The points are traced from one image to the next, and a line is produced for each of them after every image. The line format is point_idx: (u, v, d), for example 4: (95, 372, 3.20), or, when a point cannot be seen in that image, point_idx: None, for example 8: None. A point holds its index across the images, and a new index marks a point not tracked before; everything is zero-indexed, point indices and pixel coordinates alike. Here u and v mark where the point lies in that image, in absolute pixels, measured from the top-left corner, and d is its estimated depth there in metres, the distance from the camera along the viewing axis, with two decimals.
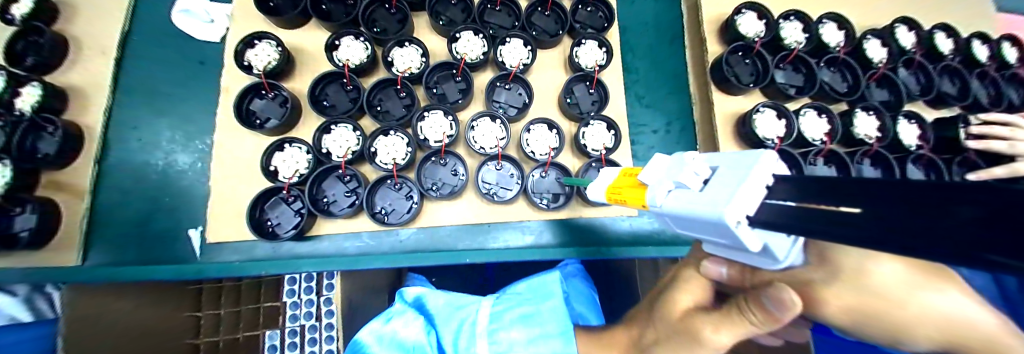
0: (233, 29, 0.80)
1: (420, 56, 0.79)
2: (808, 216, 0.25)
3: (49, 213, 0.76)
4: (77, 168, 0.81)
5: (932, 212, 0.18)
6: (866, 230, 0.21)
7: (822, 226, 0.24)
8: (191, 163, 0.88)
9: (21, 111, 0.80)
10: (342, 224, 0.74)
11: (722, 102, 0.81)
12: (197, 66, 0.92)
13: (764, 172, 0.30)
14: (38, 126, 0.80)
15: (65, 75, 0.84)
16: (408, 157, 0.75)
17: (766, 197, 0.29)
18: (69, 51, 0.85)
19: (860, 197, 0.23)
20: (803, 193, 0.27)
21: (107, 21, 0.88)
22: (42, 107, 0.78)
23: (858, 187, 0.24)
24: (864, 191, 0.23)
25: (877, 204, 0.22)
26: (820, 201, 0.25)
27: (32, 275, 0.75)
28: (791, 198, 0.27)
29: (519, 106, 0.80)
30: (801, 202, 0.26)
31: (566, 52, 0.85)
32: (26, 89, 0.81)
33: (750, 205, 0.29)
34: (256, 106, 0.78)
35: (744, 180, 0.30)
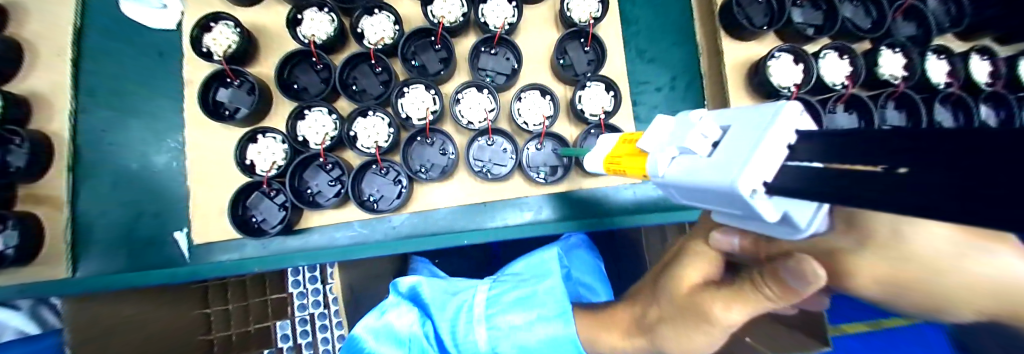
0: (187, 12, 0.73)
1: (393, 24, 0.71)
2: (822, 179, 0.21)
3: (31, 228, 0.73)
4: (50, 179, 0.77)
5: (974, 162, 0.13)
6: (885, 191, 0.17)
7: (838, 190, 0.19)
8: (166, 163, 0.83)
9: None
10: (331, 215, 0.70)
11: (733, 49, 0.74)
12: (157, 59, 0.85)
13: (785, 128, 0.24)
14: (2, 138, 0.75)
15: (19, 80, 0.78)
16: (390, 139, 0.68)
17: (787, 158, 0.24)
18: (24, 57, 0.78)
19: (896, 151, 0.18)
20: (832, 151, 0.21)
21: (51, 16, 0.80)
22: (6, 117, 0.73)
23: (896, 138, 0.19)
24: (900, 143, 0.18)
25: (911, 157, 0.17)
26: (848, 160, 0.20)
27: (26, 290, 0.73)
28: (816, 158, 0.22)
29: (508, 73, 0.73)
30: (828, 163, 0.21)
31: (556, 7, 0.76)
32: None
33: (767, 170, 0.24)
34: (222, 95, 0.71)
35: (760, 138, 0.24)
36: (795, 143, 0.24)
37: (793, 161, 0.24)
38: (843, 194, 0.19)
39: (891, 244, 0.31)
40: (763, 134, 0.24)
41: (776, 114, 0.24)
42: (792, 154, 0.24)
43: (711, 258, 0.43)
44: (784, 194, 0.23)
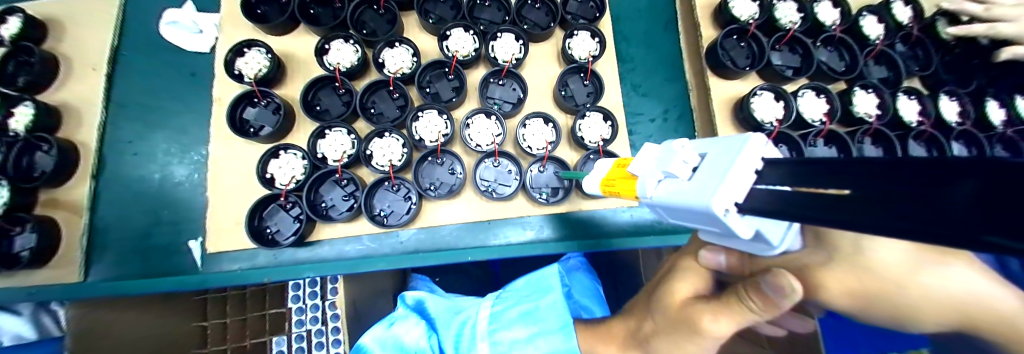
0: (223, 39, 0.80)
1: (411, 55, 0.79)
2: (799, 200, 0.24)
3: (48, 233, 0.76)
4: (75, 185, 0.81)
5: (923, 189, 0.17)
6: (855, 212, 0.20)
7: (812, 209, 0.23)
8: (187, 175, 0.87)
9: (15, 132, 0.80)
10: (342, 228, 0.73)
11: (720, 86, 0.81)
12: (188, 78, 0.92)
13: (752, 156, 0.29)
14: (33, 145, 0.80)
15: (58, 94, 0.84)
16: (404, 158, 0.74)
17: (755, 182, 0.29)
18: (60, 70, 0.85)
19: (848, 179, 0.22)
20: (798, 178, 0.25)
21: (96, 38, 0.88)
22: (36, 127, 0.78)
23: (849, 168, 0.23)
24: (858, 172, 0.22)
25: (866, 184, 0.21)
26: (815, 184, 0.24)
27: (36, 293, 0.76)
28: (786, 183, 0.26)
29: (514, 102, 0.79)
30: (800, 188, 0.25)
31: (559, 44, 0.84)
32: (19, 109, 0.80)
33: (738, 192, 0.28)
34: (249, 114, 0.77)
35: (730, 165, 0.29)
36: (762, 168, 0.29)
37: (762, 184, 0.28)
38: (818, 215, 0.22)
39: (850, 259, 0.36)
40: (734, 161, 0.28)
41: (743, 145, 0.29)
42: (760, 179, 0.28)
43: (699, 277, 0.46)
44: (756, 213, 0.27)
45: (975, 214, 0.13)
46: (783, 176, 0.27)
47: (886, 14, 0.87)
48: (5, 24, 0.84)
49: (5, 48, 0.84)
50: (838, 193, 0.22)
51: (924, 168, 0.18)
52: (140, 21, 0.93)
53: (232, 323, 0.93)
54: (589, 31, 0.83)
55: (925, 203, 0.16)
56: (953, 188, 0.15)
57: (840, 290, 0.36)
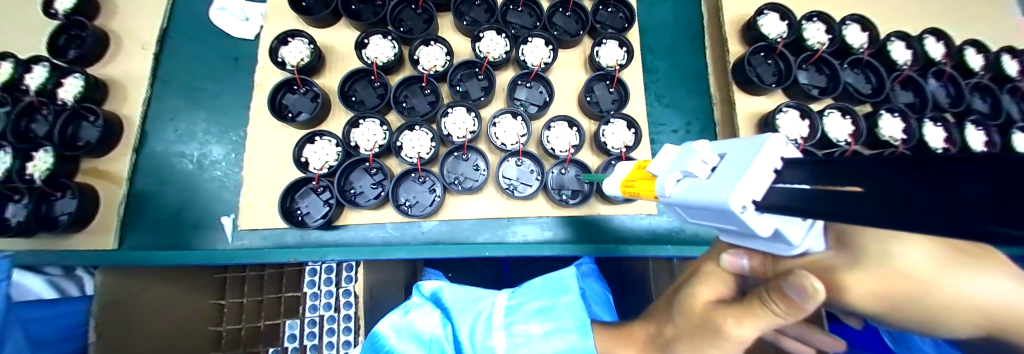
0: (268, 28, 0.84)
1: (445, 54, 0.83)
2: (809, 197, 0.24)
3: (88, 199, 0.81)
4: (116, 157, 0.86)
5: (938, 187, 0.17)
6: (873, 208, 0.20)
7: (820, 205, 0.23)
8: (224, 154, 0.92)
9: (64, 101, 0.85)
10: (369, 215, 0.76)
11: (744, 101, 0.82)
12: (231, 62, 0.97)
13: (770, 156, 0.28)
14: (79, 114, 0.85)
15: (107, 69, 0.89)
16: (432, 151, 0.77)
17: (774, 181, 0.28)
18: (110, 47, 0.90)
19: (867, 177, 0.22)
20: (818, 175, 0.25)
21: (146, 17, 0.92)
22: (84, 97, 0.83)
23: (866, 164, 0.23)
24: (875, 168, 0.22)
25: (883, 181, 0.21)
26: (826, 181, 0.24)
27: (67, 256, 0.80)
28: (807, 181, 0.25)
29: (540, 104, 0.82)
30: (815, 185, 0.24)
31: (586, 52, 0.86)
32: (69, 80, 0.86)
33: (756, 190, 0.28)
34: (288, 100, 0.82)
35: (749, 163, 0.28)
36: (782, 167, 0.28)
37: (781, 182, 0.28)
38: (826, 210, 0.23)
39: (878, 259, 0.36)
40: (753, 160, 0.28)
41: (763, 143, 0.29)
42: (779, 178, 0.28)
43: (715, 276, 0.47)
44: (776, 210, 0.27)
45: (994, 211, 0.14)
46: (794, 171, 0.27)
47: (915, 42, 0.88)
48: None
49: (59, 22, 0.90)
50: (852, 190, 0.22)
51: (942, 162, 0.18)
52: (189, 6, 0.98)
53: (249, 303, 0.95)
54: (618, 41, 0.86)
55: (946, 199, 0.16)
56: (972, 186, 0.16)
57: (866, 296, 0.37)
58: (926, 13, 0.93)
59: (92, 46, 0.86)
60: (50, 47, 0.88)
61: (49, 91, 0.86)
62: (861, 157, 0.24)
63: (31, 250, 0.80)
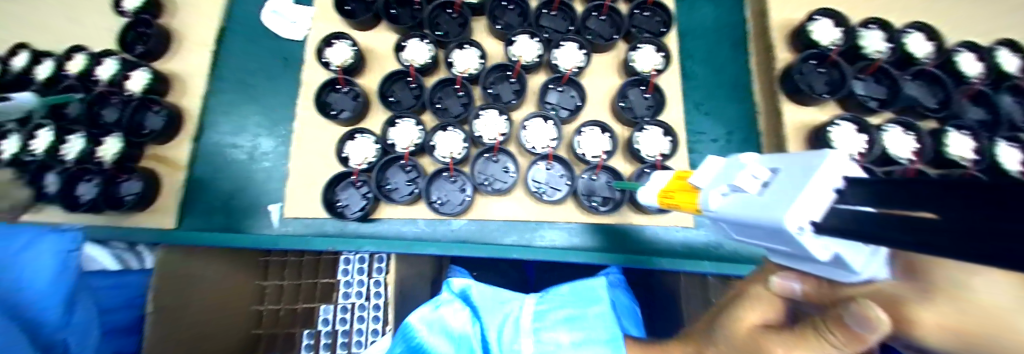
0: (316, 29, 0.89)
1: (478, 57, 0.84)
2: (872, 220, 0.23)
3: (151, 182, 0.90)
4: (177, 145, 0.94)
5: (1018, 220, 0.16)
6: (940, 238, 0.19)
7: (884, 230, 0.22)
8: (273, 147, 0.98)
9: (131, 92, 0.94)
10: (402, 211, 0.79)
11: (793, 111, 0.77)
12: (280, 61, 1.03)
13: (831, 173, 0.27)
14: (143, 105, 0.94)
15: (171, 64, 0.98)
16: (464, 152, 0.79)
17: (835, 201, 0.27)
18: (173, 43, 0.99)
19: (941, 204, 0.20)
20: (884, 198, 0.23)
21: (207, 18, 1.01)
22: (150, 89, 0.92)
23: (943, 190, 0.21)
24: (952, 194, 0.20)
25: (958, 209, 0.19)
26: (894, 206, 0.23)
27: (133, 233, 0.89)
28: (872, 203, 0.24)
29: (571, 108, 0.81)
30: (880, 208, 0.23)
31: (620, 57, 0.85)
32: (135, 73, 0.95)
33: (815, 209, 0.26)
34: (330, 98, 0.86)
35: (808, 180, 0.27)
36: (844, 187, 0.27)
37: (843, 203, 0.26)
38: (886, 236, 0.21)
39: None
40: (810, 178, 0.27)
41: (823, 159, 0.27)
42: (840, 198, 0.27)
43: (761, 295, 0.46)
44: (830, 233, 0.25)
45: None
46: (860, 194, 0.25)
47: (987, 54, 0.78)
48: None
49: (129, 19, 0.99)
50: (924, 216, 0.20)
51: None
52: (245, 8, 1.06)
53: (288, 285, 1.04)
54: (654, 45, 0.84)
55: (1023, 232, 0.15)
56: None
57: None
58: (1008, 19, 0.83)
59: (157, 42, 0.95)
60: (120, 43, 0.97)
61: (118, 83, 0.95)
62: (939, 182, 0.21)
63: (97, 226, 0.89)
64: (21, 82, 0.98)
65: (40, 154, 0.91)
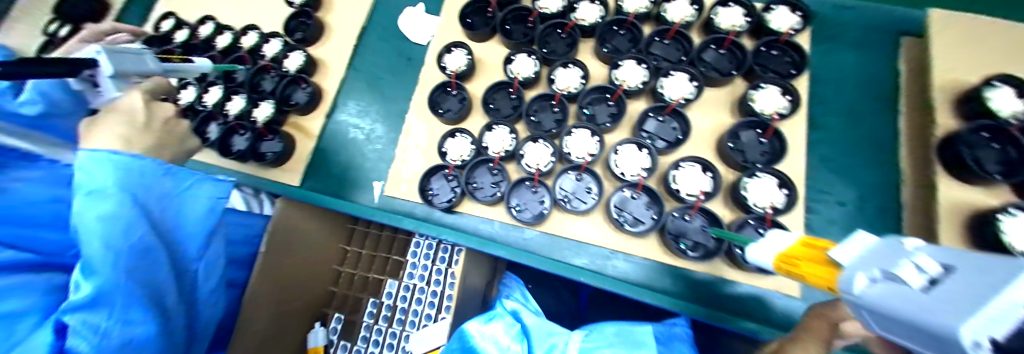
0: (441, 38, 1.03)
1: (581, 76, 0.87)
2: None
3: (289, 143, 1.10)
4: (312, 117, 1.14)
5: None
6: None
7: None
8: (385, 133, 1.13)
9: (288, 69, 1.15)
10: (484, 209, 0.87)
11: (960, 191, 0.63)
12: (405, 61, 1.19)
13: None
14: (296, 81, 1.14)
15: (320, 52, 1.20)
16: (550, 166, 0.81)
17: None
18: (323, 34, 1.20)
19: None
20: None
21: (356, 20, 1.21)
22: (303, 70, 1.14)
23: None
24: None
25: None
26: None
27: (270, 184, 1.10)
28: None
29: (670, 140, 0.78)
30: None
31: (735, 94, 0.80)
32: (293, 54, 1.16)
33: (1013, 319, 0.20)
34: (442, 97, 0.98)
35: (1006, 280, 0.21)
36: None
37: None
38: None
39: None
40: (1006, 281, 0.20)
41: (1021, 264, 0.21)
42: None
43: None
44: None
45: None
46: None
47: None
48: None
49: (293, 9, 1.23)
50: None
51: None
52: (384, 12, 1.24)
53: (365, 255, 1.20)
54: (780, 87, 0.76)
55: None
56: None
57: None
58: None
59: (312, 33, 1.17)
60: (286, 29, 1.21)
61: (279, 60, 1.17)
62: None
63: (245, 173, 1.11)
64: (205, 46, 1.25)
65: (208, 106, 1.14)
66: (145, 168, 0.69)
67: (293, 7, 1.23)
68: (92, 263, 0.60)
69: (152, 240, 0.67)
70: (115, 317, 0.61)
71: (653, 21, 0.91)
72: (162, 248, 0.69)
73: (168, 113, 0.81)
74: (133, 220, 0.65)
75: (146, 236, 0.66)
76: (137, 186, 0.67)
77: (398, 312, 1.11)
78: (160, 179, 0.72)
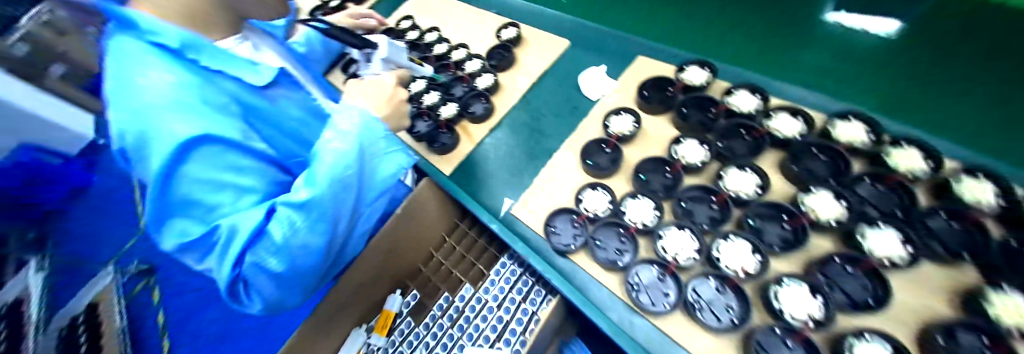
0: (620, 101, 1.15)
1: (758, 185, 0.84)
2: None
3: (454, 141, 1.32)
4: (479, 128, 1.35)
5: None
6: None
7: None
8: (525, 159, 1.23)
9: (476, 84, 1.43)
10: (602, 271, 0.88)
11: None
12: (568, 105, 1.29)
13: None
14: (477, 95, 1.40)
15: (507, 80, 1.43)
16: (691, 261, 0.79)
17: None
18: (512, 66, 1.46)
19: None
20: None
21: (543, 63, 1.41)
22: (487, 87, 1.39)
23: None
24: None
25: None
26: None
27: (425, 166, 1.31)
28: None
29: (856, 300, 0.69)
30: None
31: (956, 284, 0.65)
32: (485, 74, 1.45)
33: None
34: (597, 149, 1.08)
35: None
36: None
37: None
38: None
39: None
40: None
41: None
42: None
43: None
44: None
45: None
46: None
47: None
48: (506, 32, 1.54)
49: (499, 42, 1.54)
50: None
51: None
52: (568, 62, 1.40)
53: None
54: None
55: None
56: None
57: None
58: None
59: (505, 62, 1.43)
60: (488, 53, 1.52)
61: (473, 75, 1.46)
62: None
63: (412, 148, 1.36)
64: (427, 49, 1.67)
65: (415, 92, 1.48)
66: (369, 136, 0.97)
67: (500, 40, 1.54)
68: (317, 184, 0.84)
69: (351, 186, 0.93)
70: (303, 226, 0.82)
71: (864, 157, 0.81)
72: (352, 192, 0.94)
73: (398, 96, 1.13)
74: (348, 170, 0.91)
75: (347, 185, 0.91)
76: (364, 145, 0.96)
77: (465, 313, 1.29)
78: (372, 146, 0.99)
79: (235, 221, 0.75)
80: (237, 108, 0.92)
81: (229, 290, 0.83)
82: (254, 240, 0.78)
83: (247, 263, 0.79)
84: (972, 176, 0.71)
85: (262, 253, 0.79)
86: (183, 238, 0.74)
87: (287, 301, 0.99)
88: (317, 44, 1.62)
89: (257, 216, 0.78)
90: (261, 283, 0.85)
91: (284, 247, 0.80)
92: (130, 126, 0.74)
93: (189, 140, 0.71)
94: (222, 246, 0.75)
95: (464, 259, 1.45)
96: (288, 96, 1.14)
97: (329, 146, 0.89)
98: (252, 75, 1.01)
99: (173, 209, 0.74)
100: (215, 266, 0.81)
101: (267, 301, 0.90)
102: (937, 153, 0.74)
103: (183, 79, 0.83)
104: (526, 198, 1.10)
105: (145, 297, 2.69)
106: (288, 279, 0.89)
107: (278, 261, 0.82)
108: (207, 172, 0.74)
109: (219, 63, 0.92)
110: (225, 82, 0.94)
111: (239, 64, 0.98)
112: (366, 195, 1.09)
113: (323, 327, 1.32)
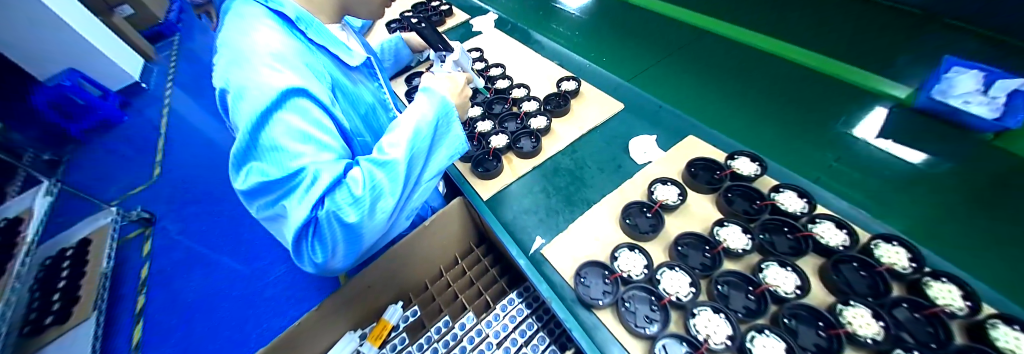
0: (666, 172, 1.24)
1: (797, 286, 0.88)
2: None
3: (501, 170, 1.39)
4: (525, 163, 1.41)
5: None
6: None
7: None
8: (565, 202, 1.27)
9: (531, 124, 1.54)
10: (627, 334, 0.89)
11: None
12: (616, 162, 1.34)
13: None
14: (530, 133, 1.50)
15: (558, 126, 1.52)
16: (724, 344, 0.81)
17: None
18: (567, 114, 1.56)
19: None
20: None
21: (596, 118, 1.50)
22: (541, 129, 1.48)
23: None
24: None
25: None
26: None
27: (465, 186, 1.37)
28: None
29: None
30: None
31: None
32: (540, 116, 1.56)
33: None
34: (638, 211, 1.14)
35: None
36: None
37: None
38: None
39: None
40: None
41: None
42: None
43: None
44: None
45: None
46: None
47: None
48: (566, 84, 1.68)
49: (558, 91, 1.67)
50: None
51: None
52: (619, 122, 1.49)
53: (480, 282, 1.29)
54: None
55: None
56: None
57: None
58: None
59: (562, 110, 1.53)
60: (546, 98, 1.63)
61: (529, 114, 1.57)
62: None
63: (459, 168, 1.45)
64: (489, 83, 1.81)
65: (473, 119, 1.61)
66: (447, 118, 1.02)
67: (558, 90, 1.67)
68: (400, 147, 0.83)
69: (418, 155, 0.92)
70: (382, 183, 0.78)
71: (904, 282, 0.85)
72: (418, 162, 0.94)
73: (466, 94, 1.20)
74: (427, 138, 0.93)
75: (423, 152, 0.94)
76: (443, 122, 1.01)
77: (464, 343, 1.25)
78: (445, 126, 1.03)
79: (318, 167, 0.69)
80: (328, 76, 0.93)
81: (298, 234, 0.72)
82: (332, 188, 0.70)
83: (324, 210, 0.70)
84: (1008, 326, 0.73)
85: (341, 203, 0.72)
86: (263, 178, 0.67)
87: (341, 263, 0.90)
88: (389, 54, 1.76)
89: (338, 166, 0.72)
90: (331, 235, 0.76)
91: (362, 200, 0.74)
92: (228, 71, 0.72)
93: (292, 90, 0.70)
94: (303, 190, 0.67)
95: (473, 285, 1.41)
96: (364, 83, 1.21)
97: (411, 118, 0.89)
98: (344, 54, 1.06)
99: (258, 148, 0.68)
100: (289, 210, 0.72)
101: (326, 258, 0.81)
102: (977, 297, 0.77)
103: (289, 41, 0.85)
104: (561, 241, 1.13)
105: (135, 246, 2.65)
106: (353, 238, 0.82)
107: (354, 214, 0.75)
108: (299, 123, 0.69)
109: (320, 39, 0.97)
110: (323, 56, 0.98)
111: (336, 44, 1.04)
112: (423, 175, 1.05)
113: (320, 322, 1.27)
